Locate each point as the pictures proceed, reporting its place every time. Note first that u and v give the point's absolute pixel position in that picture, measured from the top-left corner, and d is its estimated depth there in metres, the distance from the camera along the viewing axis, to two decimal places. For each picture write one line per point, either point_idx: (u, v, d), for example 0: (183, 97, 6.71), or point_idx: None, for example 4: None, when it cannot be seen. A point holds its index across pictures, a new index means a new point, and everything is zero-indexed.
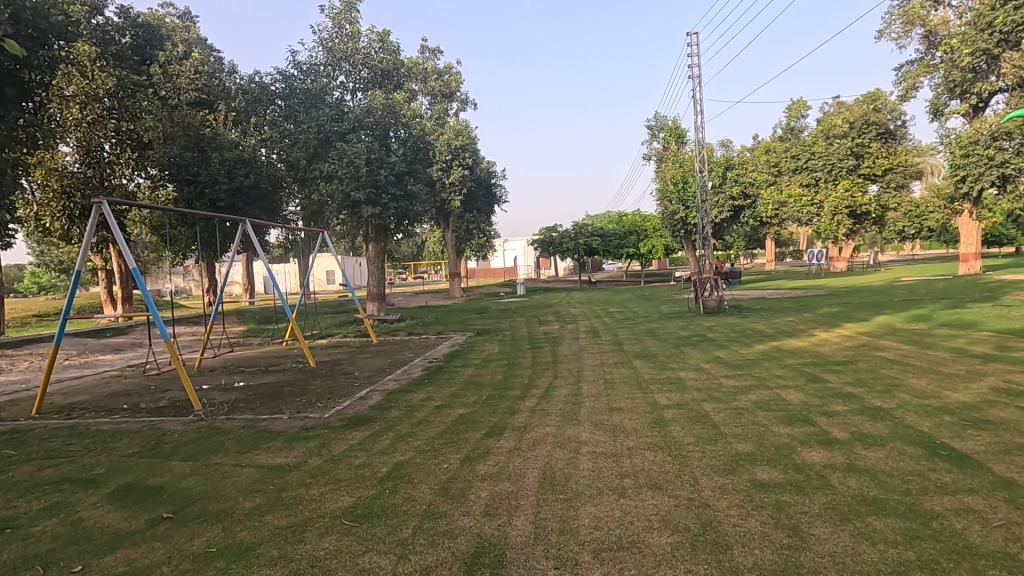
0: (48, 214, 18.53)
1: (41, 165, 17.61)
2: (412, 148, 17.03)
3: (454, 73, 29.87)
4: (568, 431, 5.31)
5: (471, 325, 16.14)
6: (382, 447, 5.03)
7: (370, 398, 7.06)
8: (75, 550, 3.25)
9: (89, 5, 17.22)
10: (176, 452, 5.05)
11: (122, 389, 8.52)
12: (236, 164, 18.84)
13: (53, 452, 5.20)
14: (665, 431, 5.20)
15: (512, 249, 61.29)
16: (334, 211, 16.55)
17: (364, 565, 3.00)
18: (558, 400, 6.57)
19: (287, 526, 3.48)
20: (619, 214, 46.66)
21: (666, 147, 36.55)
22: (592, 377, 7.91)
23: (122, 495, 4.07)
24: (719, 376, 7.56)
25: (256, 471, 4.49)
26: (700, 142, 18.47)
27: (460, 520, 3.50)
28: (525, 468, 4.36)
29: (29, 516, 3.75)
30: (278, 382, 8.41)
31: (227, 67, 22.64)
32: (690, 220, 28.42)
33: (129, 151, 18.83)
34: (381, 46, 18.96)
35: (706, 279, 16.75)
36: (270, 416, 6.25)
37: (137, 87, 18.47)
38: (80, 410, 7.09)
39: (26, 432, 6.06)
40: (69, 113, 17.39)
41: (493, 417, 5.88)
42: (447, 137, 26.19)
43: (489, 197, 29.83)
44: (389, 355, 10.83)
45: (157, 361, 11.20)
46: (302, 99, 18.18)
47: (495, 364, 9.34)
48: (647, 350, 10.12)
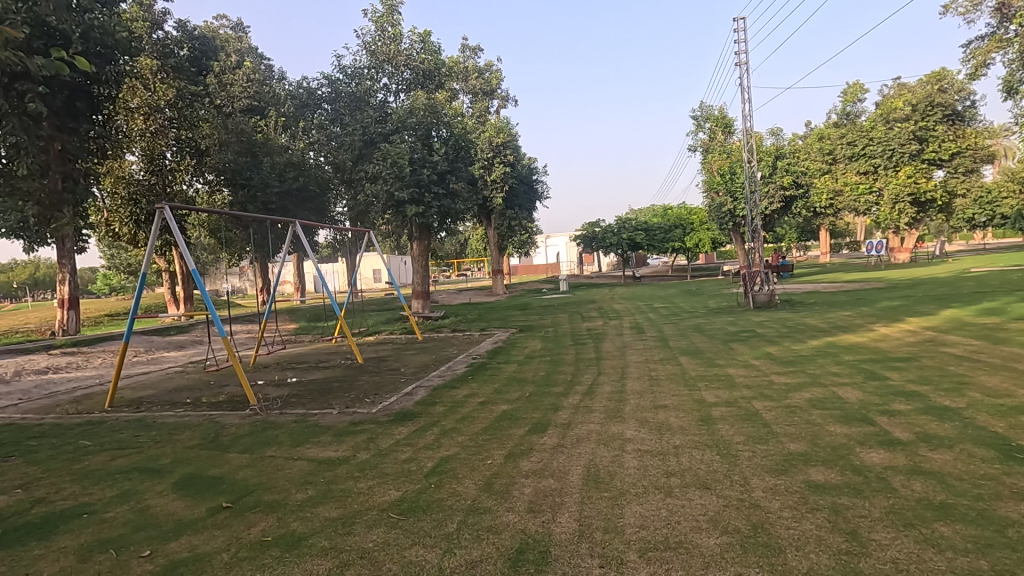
0: (117, 220, 19.45)
1: (111, 173, 18.43)
2: (454, 146, 17.18)
3: (495, 71, 29.99)
4: (612, 428, 5.25)
5: (513, 322, 16.20)
6: (427, 442, 5.12)
7: (416, 394, 7.19)
8: (143, 536, 3.45)
9: (151, 21, 18.28)
10: (234, 445, 5.29)
11: (184, 384, 8.98)
12: (286, 168, 19.59)
13: (123, 443, 5.56)
14: (713, 429, 5.07)
15: (555, 245, 60.89)
16: (379, 211, 16.83)
17: (411, 559, 3.06)
18: (602, 397, 6.49)
19: (337, 518, 3.59)
20: (664, 207, 45.78)
21: (713, 137, 35.52)
22: (637, 374, 7.79)
23: (184, 485, 4.30)
24: (770, 372, 7.30)
25: (308, 465, 4.65)
26: (750, 131, 17.89)
27: (505, 515, 3.52)
28: (569, 465, 4.32)
29: (104, 503, 4.01)
30: (328, 378, 8.70)
31: (277, 74, 23.60)
32: (740, 212, 27.53)
33: (188, 158, 19.82)
34: (423, 46, 19.17)
35: (757, 272, 16.15)
36: (320, 411, 6.46)
37: (195, 97, 19.41)
38: (147, 404, 7.53)
39: (100, 424, 6.47)
40: (134, 125, 17.87)
41: (537, 414, 5.88)
42: (488, 135, 26.29)
43: (530, 193, 29.81)
44: (433, 351, 11.00)
45: (216, 358, 11.76)
46: (347, 102, 18.58)
47: (538, 360, 9.33)
48: (694, 346, 9.89)
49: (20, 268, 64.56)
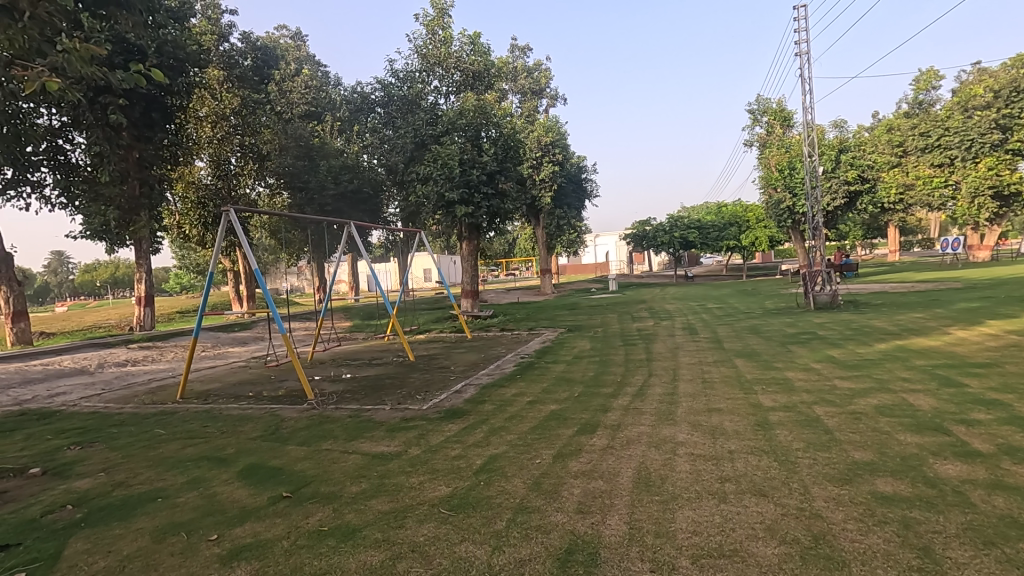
0: (188, 222, 20.72)
1: (182, 179, 19.66)
2: (502, 147, 17.29)
3: (544, 70, 29.97)
4: (663, 431, 5.14)
5: (562, 321, 16.13)
6: (476, 439, 5.17)
7: (465, 392, 7.28)
8: (211, 521, 3.66)
9: (218, 33, 19.31)
10: (293, 438, 5.52)
11: (247, 378, 9.45)
12: (341, 171, 20.21)
13: (193, 433, 5.91)
14: (770, 435, 4.88)
15: (604, 244, 60.30)
16: (430, 211, 17.12)
17: (461, 554, 3.10)
18: (652, 399, 6.37)
19: (389, 511, 3.68)
20: (718, 205, 44.43)
21: (770, 131, 34.20)
22: (689, 376, 7.59)
23: (248, 474, 4.52)
24: (832, 377, 6.94)
25: (362, 459, 4.79)
26: (811, 123, 17.08)
27: (553, 515, 3.51)
28: (618, 467, 4.27)
29: (176, 488, 4.28)
30: (381, 375, 8.94)
31: (333, 80, 24.46)
32: (799, 208, 26.34)
33: (251, 163, 20.59)
34: (473, 48, 19.32)
35: (818, 272, 15.41)
36: (373, 407, 6.64)
37: (258, 104, 20.07)
38: (214, 397, 7.98)
39: (172, 415, 6.91)
40: (203, 132, 19.27)
41: (586, 414, 5.83)
42: (537, 134, 26.27)
43: (579, 191, 29.62)
44: (482, 350, 11.10)
45: (276, 354, 12.31)
46: (399, 105, 18.93)
47: (586, 360, 9.25)
48: (750, 348, 9.55)
49: (103, 268, 69.85)
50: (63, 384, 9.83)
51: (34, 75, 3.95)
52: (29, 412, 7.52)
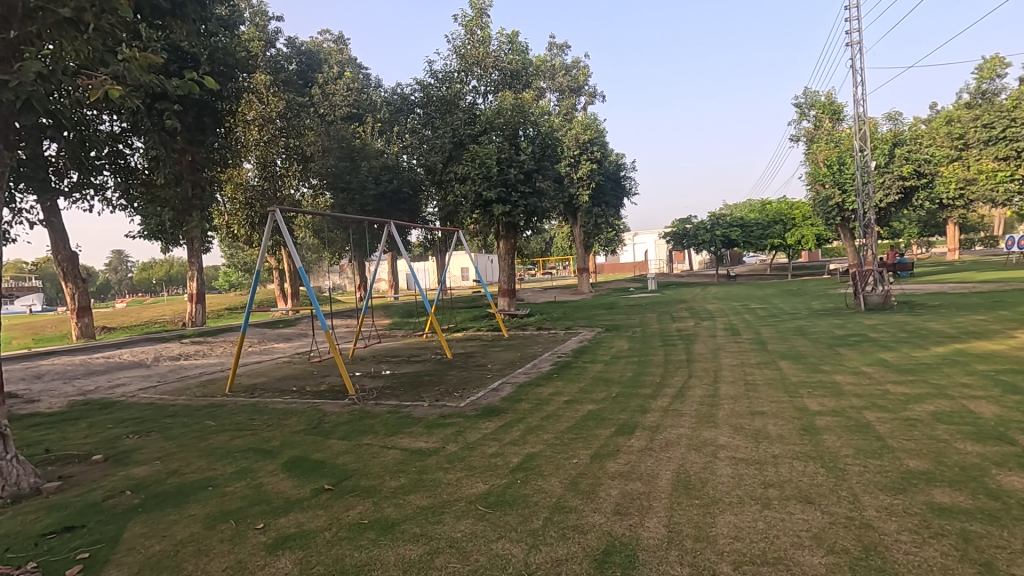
0: (236, 222, 21.42)
1: (231, 181, 20.45)
2: (539, 145, 17.48)
3: (582, 67, 29.76)
4: (703, 433, 5.04)
5: (599, 321, 16.00)
6: (513, 438, 5.19)
7: (502, 390, 7.30)
8: (258, 510, 3.79)
9: (265, 40, 20.11)
10: (334, 432, 5.67)
11: (291, 374, 9.76)
12: (382, 171, 20.42)
13: (241, 425, 6.15)
14: (816, 440, 4.71)
15: (643, 243, 59.55)
16: (467, 211, 17.23)
17: (498, 551, 3.12)
18: (693, 401, 6.24)
19: (427, 506, 3.74)
20: (762, 202, 43.19)
21: (818, 125, 33.03)
22: (731, 378, 7.40)
23: (292, 466, 4.67)
24: (885, 381, 6.64)
25: (401, 454, 4.88)
26: (863, 116, 16.33)
27: (590, 515, 3.49)
28: (657, 469, 4.20)
29: (225, 478, 4.46)
30: (419, 372, 9.09)
31: (374, 82, 25.00)
32: (849, 205, 25.25)
33: (295, 164, 21.37)
34: (511, 47, 19.49)
35: (868, 272, 14.75)
36: (412, 403, 6.75)
37: (302, 107, 20.90)
38: (261, 390, 8.28)
39: (221, 407, 7.21)
40: (250, 135, 19.87)
41: (623, 415, 5.76)
42: (575, 132, 26.14)
43: (617, 189, 29.30)
44: (519, 349, 11.12)
45: (318, 350, 12.66)
46: (438, 106, 18.91)
47: (624, 361, 9.14)
48: (796, 350, 9.22)
49: (159, 266, 73.49)
50: (123, 376, 10.39)
51: (99, 84, 4.19)
52: (93, 402, 7.98)
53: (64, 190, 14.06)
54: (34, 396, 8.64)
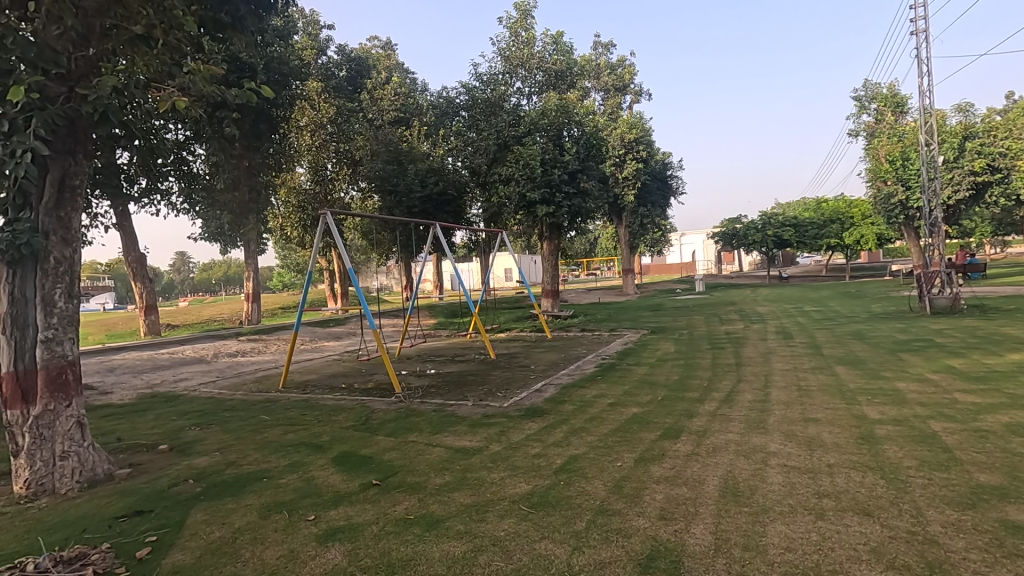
0: (290, 225, 22.54)
1: (284, 185, 21.38)
2: (584, 145, 17.34)
3: (628, 66, 29.38)
4: (753, 439, 4.89)
5: (644, 322, 15.74)
6: (556, 439, 5.18)
7: (545, 391, 7.30)
8: (310, 502, 3.95)
9: (317, 48, 20.83)
10: (381, 429, 5.82)
11: (340, 371, 10.08)
12: (428, 173, 20.50)
13: (293, 420, 6.39)
14: (876, 450, 4.49)
15: (690, 244, 58.25)
16: (511, 212, 17.30)
17: (541, 551, 3.12)
18: (742, 406, 6.07)
19: (471, 504, 3.78)
20: (818, 200, 41.42)
21: (880, 119, 31.41)
22: (783, 382, 7.14)
23: (342, 461, 4.82)
24: (952, 390, 6.25)
25: (445, 452, 4.96)
26: (931, 108, 15.42)
27: (634, 520, 3.44)
28: (704, 475, 4.11)
29: (279, 470, 4.65)
30: (463, 371, 9.20)
31: (421, 86, 25.47)
32: (913, 202, 23.90)
33: (345, 168, 22.04)
34: (555, 47, 19.49)
35: (935, 274, 13.94)
36: (456, 402, 6.85)
37: (351, 112, 21.55)
38: (312, 387, 8.59)
39: (275, 402, 7.52)
40: (303, 140, 20.69)
41: (669, 419, 5.66)
42: (620, 131, 25.82)
43: (664, 189, 28.71)
44: (562, 350, 11.08)
45: (367, 348, 13.01)
46: (483, 108, 19.11)
47: (670, 363, 8.97)
48: (854, 355, 8.79)
49: (218, 268, 77.42)
50: (185, 371, 10.99)
51: (167, 96, 4.49)
52: (158, 395, 8.48)
53: (134, 196, 15.03)
54: (107, 388, 9.27)
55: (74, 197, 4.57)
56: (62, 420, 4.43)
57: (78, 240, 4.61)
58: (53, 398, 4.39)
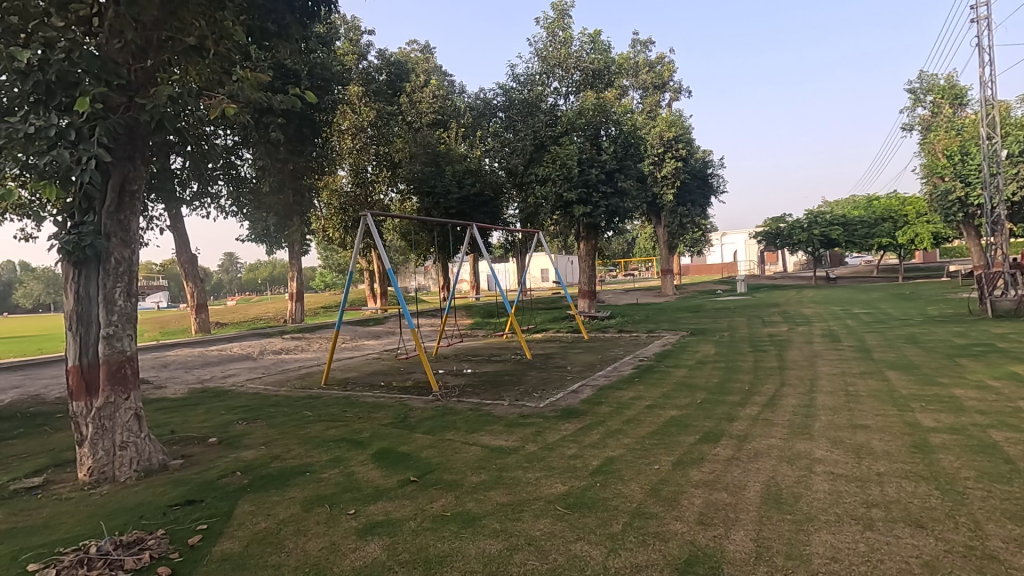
0: (332, 226, 23.04)
1: (327, 188, 21.93)
2: (622, 144, 17.09)
3: (667, 63, 28.91)
4: (797, 445, 4.74)
5: (684, 324, 15.45)
6: (592, 440, 5.15)
7: (582, 392, 7.26)
8: (350, 497, 4.05)
9: (358, 53, 21.33)
10: (419, 426, 5.92)
11: (379, 369, 10.29)
12: (465, 174, 20.76)
13: (334, 417, 6.56)
14: (930, 459, 4.28)
15: (732, 243, 56.81)
16: (548, 212, 17.27)
17: (576, 552, 3.12)
18: (785, 410, 5.89)
19: (507, 503, 3.81)
20: (869, 198, 39.73)
21: (936, 112, 29.88)
22: (830, 387, 6.89)
23: (381, 457, 4.93)
24: (1016, 397, 5.89)
25: (481, 451, 5.00)
26: (993, 99, 14.58)
27: (672, 524, 3.39)
28: (745, 480, 4.01)
29: (321, 465, 4.79)
30: (500, 371, 9.24)
31: (458, 88, 25.75)
32: (973, 199, 22.67)
33: (384, 170, 22.44)
34: (593, 46, 19.29)
35: (998, 275, 13.20)
36: (493, 402, 6.90)
37: (391, 115, 21.96)
38: (353, 384, 8.81)
39: (317, 399, 7.73)
40: (344, 143, 21.17)
41: (709, 422, 5.55)
42: (660, 129, 25.40)
43: (704, 187, 28.12)
44: (599, 351, 11.00)
45: (405, 347, 13.22)
46: (520, 109, 19.22)
47: (711, 366, 8.78)
48: (907, 360, 8.40)
49: (264, 269, 80.24)
50: (233, 368, 11.43)
51: (218, 103, 4.71)
52: (208, 390, 8.86)
53: (187, 199, 15.71)
54: (162, 382, 9.74)
55: (133, 201, 4.81)
56: (122, 412, 4.69)
57: (137, 241, 4.86)
58: (114, 391, 4.65)
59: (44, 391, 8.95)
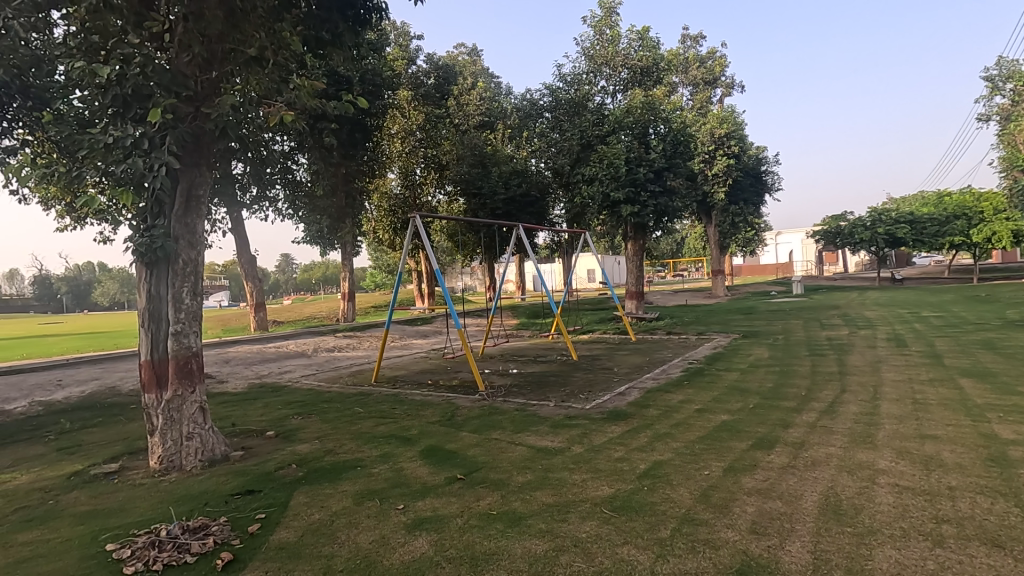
0: (381, 228, 23.29)
1: (377, 190, 22.41)
2: (672, 142, 16.71)
3: (718, 57, 28.11)
4: (858, 455, 4.51)
5: (735, 326, 14.96)
6: (640, 444, 5.07)
7: (629, 394, 7.16)
8: (399, 492, 4.15)
9: (407, 58, 21.79)
10: (466, 425, 6.00)
11: (427, 368, 10.48)
12: (511, 175, 20.88)
13: (384, 413, 6.73)
14: (1008, 473, 3.98)
15: (788, 243, 54.59)
16: (595, 212, 17.10)
17: (623, 556, 3.08)
18: (845, 418, 5.62)
19: (553, 504, 3.80)
20: (939, 194, 37.26)
21: (1017, 100, 27.70)
22: (895, 395, 6.52)
23: (428, 454, 5.02)
24: None
25: (527, 451, 5.01)
26: None
27: (723, 531, 3.30)
28: (802, 489, 3.86)
29: (371, 460, 4.92)
30: (545, 372, 9.24)
31: (505, 89, 25.93)
32: None
33: (432, 173, 22.77)
34: (641, 43, 18.94)
35: None
36: (539, 402, 6.90)
37: (439, 118, 22.34)
38: (401, 382, 9.01)
39: (368, 396, 7.95)
40: (394, 146, 21.55)
41: (762, 428, 5.36)
42: (710, 126, 24.68)
43: (758, 185, 27.13)
44: (647, 353, 10.80)
45: (452, 347, 13.40)
46: (567, 109, 18.99)
47: (765, 370, 8.47)
48: (983, 367, 7.83)
49: (318, 269, 83.10)
50: (289, 364, 11.90)
51: (277, 111, 4.92)
52: (266, 385, 9.28)
53: (247, 203, 16.47)
54: (224, 377, 10.25)
55: (199, 206, 5.09)
56: (189, 405, 4.97)
57: (202, 244, 5.14)
58: (181, 385, 4.94)
59: (120, 383, 9.60)
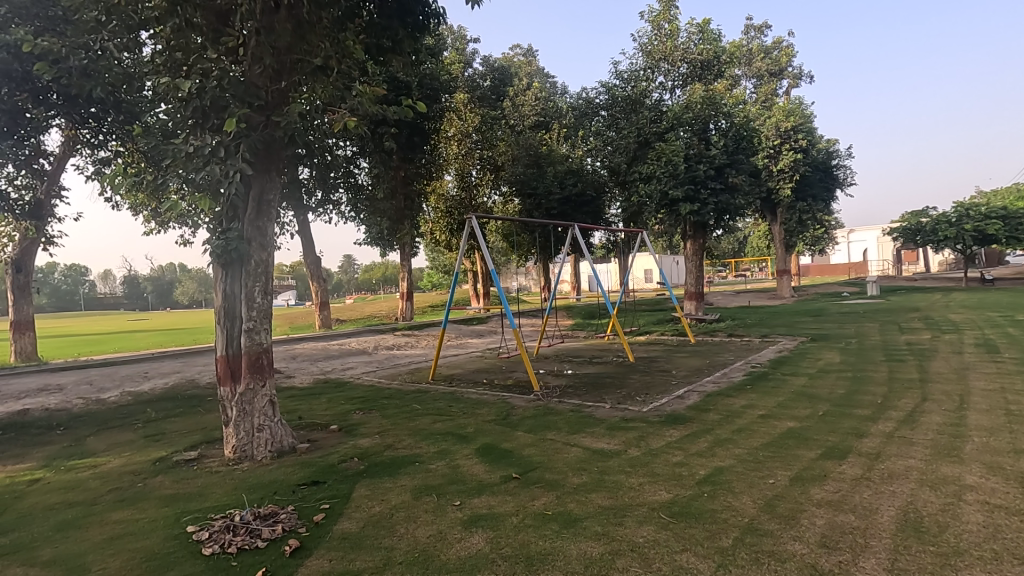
0: (439, 229, 23.68)
1: (434, 193, 22.59)
2: (734, 138, 16.14)
3: (785, 47, 26.89)
4: (942, 468, 4.19)
5: (803, 329, 14.23)
6: (700, 449, 4.92)
7: (688, 398, 6.96)
8: (456, 489, 4.22)
9: (464, 61, 22.20)
10: (521, 424, 6.02)
11: (482, 367, 10.59)
12: (567, 175, 20.81)
13: (440, 411, 6.86)
14: None
15: (861, 241, 51.39)
16: (652, 211, 16.73)
17: (682, 564, 3.00)
18: (927, 428, 5.23)
19: (609, 507, 3.75)
20: None
21: None
22: (985, 405, 6.00)
23: (485, 452, 5.07)
24: None
25: (583, 453, 4.97)
26: None
27: (790, 544, 3.15)
28: (877, 503, 3.63)
29: (429, 456, 5.03)
30: (601, 373, 9.13)
31: (560, 89, 25.87)
32: None
33: (488, 174, 22.96)
34: (701, 36, 18.37)
35: None
36: (594, 403, 6.83)
37: (494, 120, 22.57)
38: (457, 380, 9.16)
39: (425, 393, 8.13)
40: (451, 148, 21.64)
41: (833, 437, 5.08)
42: (776, 119, 23.56)
43: (828, 179, 25.70)
44: (707, 356, 10.47)
45: (507, 346, 13.48)
46: (623, 107, 18.58)
47: (835, 375, 8.02)
48: None
49: (378, 270, 85.67)
50: (351, 361, 12.34)
51: (341, 117, 5.12)
52: (330, 380, 9.67)
53: (313, 206, 17.20)
54: (291, 373, 10.76)
55: (269, 210, 5.37)
56: (259, 398, 5.25)
57: (272, 245, 5.43)
58: (253, 379, 5.22)
59: (199, 376, 10.27)
